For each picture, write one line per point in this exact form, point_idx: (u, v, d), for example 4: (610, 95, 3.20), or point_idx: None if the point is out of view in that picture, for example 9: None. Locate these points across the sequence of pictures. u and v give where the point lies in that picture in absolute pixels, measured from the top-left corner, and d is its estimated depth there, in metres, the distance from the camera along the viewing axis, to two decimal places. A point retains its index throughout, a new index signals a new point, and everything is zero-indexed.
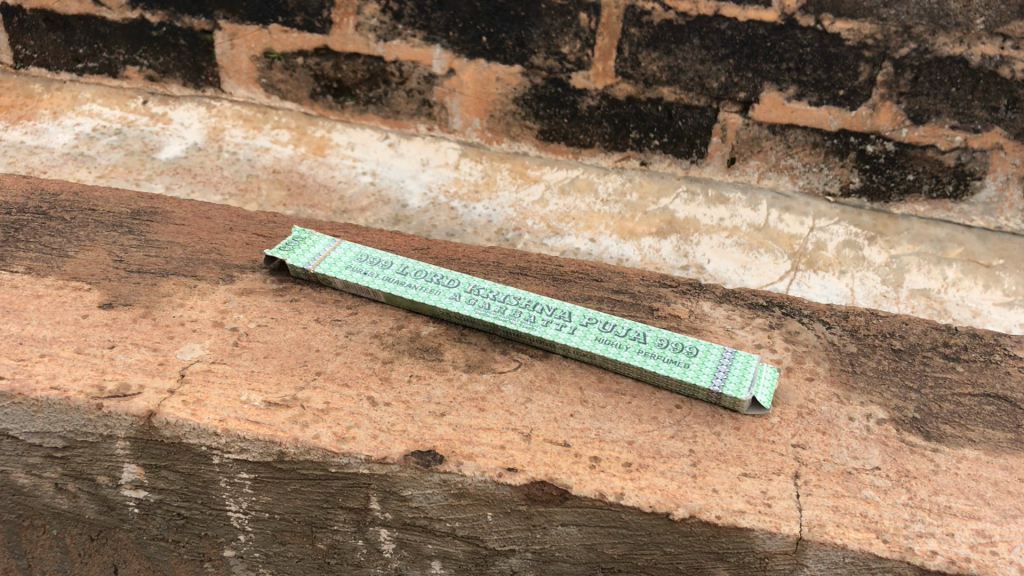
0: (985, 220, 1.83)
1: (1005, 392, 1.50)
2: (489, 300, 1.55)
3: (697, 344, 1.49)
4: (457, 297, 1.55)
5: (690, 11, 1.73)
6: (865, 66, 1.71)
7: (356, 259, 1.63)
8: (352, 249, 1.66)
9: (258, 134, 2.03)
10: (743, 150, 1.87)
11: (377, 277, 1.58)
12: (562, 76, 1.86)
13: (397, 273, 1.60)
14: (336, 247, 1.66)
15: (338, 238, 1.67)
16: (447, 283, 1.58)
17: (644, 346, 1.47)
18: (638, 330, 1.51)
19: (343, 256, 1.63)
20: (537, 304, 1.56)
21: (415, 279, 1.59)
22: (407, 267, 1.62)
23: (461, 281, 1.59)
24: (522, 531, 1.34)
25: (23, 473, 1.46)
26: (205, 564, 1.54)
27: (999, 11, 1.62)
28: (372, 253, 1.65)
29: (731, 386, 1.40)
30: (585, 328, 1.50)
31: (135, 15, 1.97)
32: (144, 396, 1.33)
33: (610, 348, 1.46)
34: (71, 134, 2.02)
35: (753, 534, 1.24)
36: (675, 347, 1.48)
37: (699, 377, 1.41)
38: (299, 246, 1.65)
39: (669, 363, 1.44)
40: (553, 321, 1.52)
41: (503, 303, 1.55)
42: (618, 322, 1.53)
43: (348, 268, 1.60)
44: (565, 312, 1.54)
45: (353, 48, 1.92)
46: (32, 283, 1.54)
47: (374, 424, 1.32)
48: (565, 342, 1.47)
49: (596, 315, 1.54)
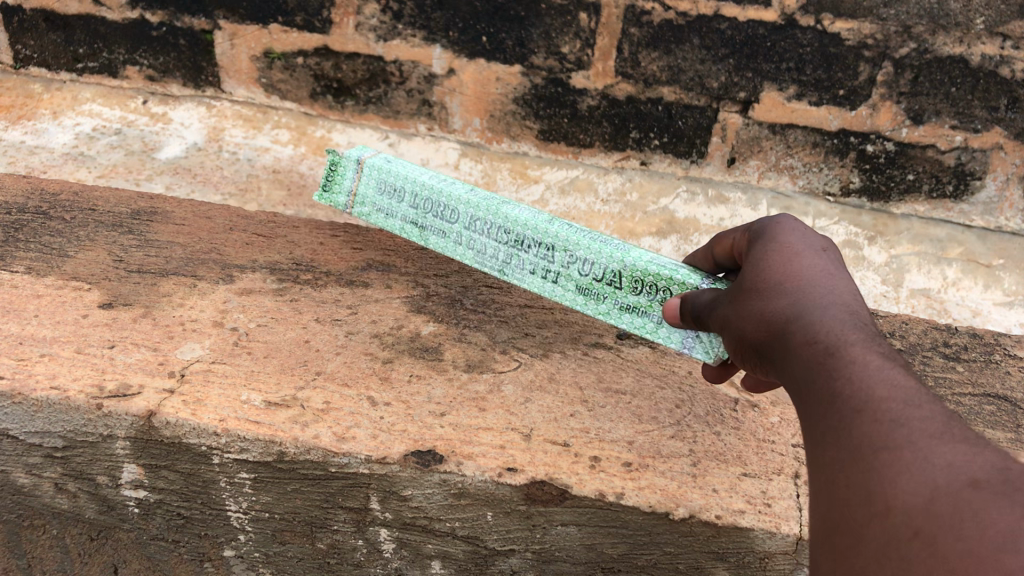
0: (985, 220, 1.84)
1: (1005, 392, 1.50)
2: (484, 234, 1.41)
3: (686, 281, 1.26)
4: (458, 239, 1.44)
5: (690, 11, 1.72)
6: (865, 66, 1.71)
7: (377, 189, 1.49)
8: (373, 171, 1.48)
9: (258, 134, 2.04)
10: (743, 150, 1.88)
11: (394, 214, 1.48)
12: (562, 76, 1.86)
13: (412, 206, 1.46)
14: (362, 170, 1.49)
15: (359, 161, 1.48)
16: (449, 218, 1.43)
17: (621, 297, 1.32)
18: (613, 270, 1.32)
19: (365, 187, 1.50)
20: (522, 236, 1.37)
21: (426, 213, 1.45)
22: (419, 195, 1.45)
23: (462, 212, 1.42)
24: (522, 531, 1.35)
25: (23, 473, 1.46)
26: (205, 563, 1.56)
27: (999, 11, 1.60)
28: (390, 178, 1.47)
29: (700, 342, 1.27)
30: (569, 273, 1.35)
31: (135, 14, 1.97)
32: (144, 396, 1.33)
33: (588, 302, 1.35)
34: (70, 134, 2.02)
35: (753, 534, 1.24)
36: (651, 290, 1.30)
37: (670, 334, 1.30)
38: (332, 176, 1.52)
39: (645, 318, 1.31)
40: (536, 261, 1.37)
41: (496, 243, 1.40)
42: (597, 258, 1.32)
43: (375, 206, 1.49)
44: (550, 246, 1.35)
45: (353, 48, 1.92)
46: (32, 283, 1.54)
47: (374, 424, 1.32)
48: (552, 295, 1.38)
49: (576, 245, 1.34)
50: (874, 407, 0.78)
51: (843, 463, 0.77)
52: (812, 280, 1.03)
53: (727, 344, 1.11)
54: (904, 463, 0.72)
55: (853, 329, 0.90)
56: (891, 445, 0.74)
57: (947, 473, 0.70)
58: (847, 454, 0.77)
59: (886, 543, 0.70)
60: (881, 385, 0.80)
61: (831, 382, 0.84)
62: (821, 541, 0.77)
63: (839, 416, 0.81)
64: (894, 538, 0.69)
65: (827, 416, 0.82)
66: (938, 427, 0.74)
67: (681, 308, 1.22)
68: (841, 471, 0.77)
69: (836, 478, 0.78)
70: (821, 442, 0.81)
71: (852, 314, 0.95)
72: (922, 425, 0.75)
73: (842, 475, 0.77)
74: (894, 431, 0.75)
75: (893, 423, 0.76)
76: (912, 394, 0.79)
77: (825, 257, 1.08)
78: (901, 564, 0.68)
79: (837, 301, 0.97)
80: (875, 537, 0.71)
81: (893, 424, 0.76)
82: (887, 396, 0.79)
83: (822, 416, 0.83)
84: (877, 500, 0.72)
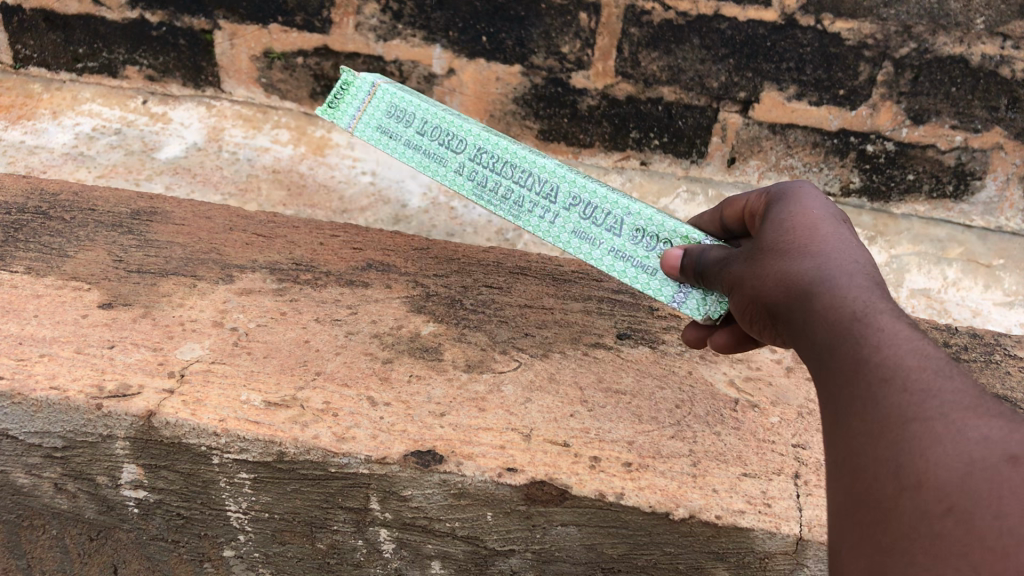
0: (985, 220, 1.85)
1: (1006, 392, 1.50)
2: (488, 170, 1.29)
3: (689, 237, 1.22)
4: (460, 171, 1.31)
5: (690, 11, 1.71)
6: (865, 66, 1.70)
7: (386, 114, 1.34)
8: (388, 95, 1.34)
9: (258, 134, 2.04)
10: (743, 150, 1.88)
11: (397, 144, 1.34)
12: (562, 76, 1.86)
13: (418, 134, 1.33)
14: (374, 92, 1.35)
15: (377, 80, 1.35)
16: (455, 149, 1.31)
17: (618, 245, 1.25)
18: (619, 214, 1.25)
19: (374, 112, 1.35)
20: (529, 173, 1.27)
21: (431, 142, 1.32)
22: (429, 121, 1.32)
23: (469, 143, 1.30)
24: (522, 531, 1.35)
25: (23, 473, 1.46)
26: (205, 563, 1.56)
27: (999, 11, 1.60)
28: (403, 101, 1.33)
29: (692, 300, 1.22)
30: (568, 215, 1.26)
31: (135, 14, 1.97)
32: (144, 397, 1.33)
33: (583, 246, 1.26)
34: (70, 134, 2.02)
35: (753, 534, 1.24)
36: (651, 241, 1.24)
37: (661, 287, 1.23)
38: (342, 95, 1.37)
39: (640, 269, 1.24)
40: (537, 201, 1.27)
41: (499, 180, 1.29)
42: (604, 200, 1.25)
43: (378, 129, 1.35)
44: (556, 185, 1.26)
45: (353, 48, 1.92)
46: (31, 283, 1.54)
47: (374, 424, 1.32)
48: (545, 236, 1.27)
49: (585, 187, 1.26)
50: (904, 376, 0.74)
51: (870, 433, 0.73)
52: (835, 247, 0.98)
53: (739, 303, 1.06)
54: (936, 434, 0.69)
55: (878, 296, 0.86)
56: (923, 416, 0.71)
57: (983, 446, 0.66)
58: (875, 424, 0.73)
59: (916, 519, 0.66)
60: (910, 353, 0.76)
61: (857, 347, 0.80)
62: (844, 515, 0.73)
63: (865, 384, 0.77)
64: (926, 514, 0.66)
65: (852, 382, 0.78)
66: (970, 400, 0.71)
67: (683, 260, 1.18)
68: (867, 442, 0.73)
69: (862, 449, 0.74)
70: (845, 410, 0.77)
71: (875, 283, 0.91)
72: (954, 396, 0.71)
73: (870, 447, 0.73)
74: (925, 402, 0.72)
75: (923, 394, 0.72)
76: (943, 366, 0.75)
77: (843, 227, 1.04)
78: (933, 540, 0.64)
79: (860, 269, 0.93)
80: (907, 513, 0.67)
81: (925, 394, 0.72)
82: (918, 365, 0.75)
83: (847, 383, 0.78)
84: (908, 473, 0.69)
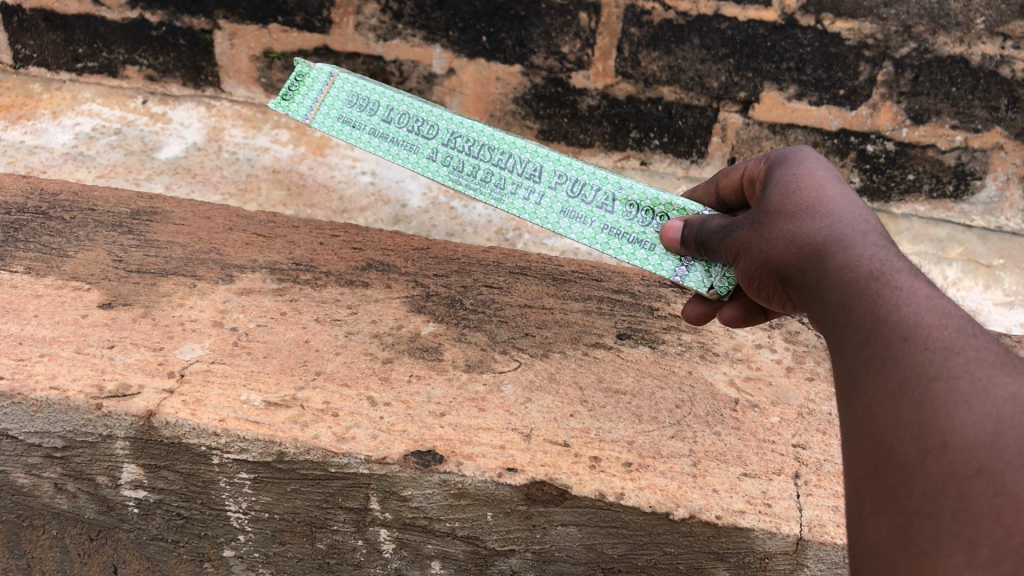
0: (985, 220, 1.85)
1: None
2: (464, 153, 1.29)
3: (687, 209, 1.24)
4: (434, 156, 1.29)
5: (690, 11, 1.71)
6: (865, 66, 1.71)
7: (348, 103, 1.32)
8: (347, 84, 1.33)
9: (258, 134, 2.04)
10: (743, 150, 1.87)
11: (365, 132, 1.31)
12: (562, 76, 1.86)
13: (384, 121, 1.31)
14: (333, 82, 1.33)
15: (335, 69, 1.33)
16: (427, 134, 1.30)
17: (610, 221, 1.26)
18: (607, 190, 1.26)
19: (335, 102, 1.33)
20: (508, 156, 1.28)
21: (399, 128, 1.31)
22: (395, 108, 1.31)
23: (441, 127, 1.30)
24: (522, 531, 1.34)
25: (23, 473, 1.46)
26: (205, 563, 1.56)
27: (999, 11, 1.60)
28: (366, 89, 1.32)
29: (696, 273, 1.22)
30: (555, 193, 1.27)
31: (135, 14, 1.97)
32: (144, 397, 1.33)
33: (573, 225, 1.26)
34: (70, 134, 2.01)
35: (753, 534, 1.24)
36: (645, 216, 1.25)
37: (661, 262, 1.24)
38: (297, 87, 1.34)
39: (636, 244, 1.25)
40: (521, 183, 1.27)
41: (477, 162, 1.29)
42: (589, 178, 1.27)
43: (341, 120, 1.32)
44: (539, 167, 1.27)
45: (353, 48, 1.91)
46: (31, 283, 1.54)
47: (374, 424, 1.32)
48: (532, 217, 1.27)
49: (568, 164, 1.27)
50: (924, 334, 0.75)
51: (890, 393, 0.74)
52: (845, 210, 0.99)
53: (745, 267, 1.07)
54: (961, 394, 0.69)
55: (893, 254, 0.87)
56: (946, 375, 0.71)
57: (1010, 406, 0.67)
58: (896, 384, 0.74)
59: (945, 481, 0.67)
60: (929, 311, 0.77)
61: (875, 308, 0.80)
62: (864, 477, 0.74)
63: (884, 343, 0.77)
64: (955, 476, 0.67)
65: (871, 343, 0.78)
66: (994, 358, 0.71)
67: (683, 232, 1.20)
68: (887, 404, 0.74)
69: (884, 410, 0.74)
70: (864, 370, 0.77)
71: (887, 243, 0.91)
72: (978, 354, 0.72)
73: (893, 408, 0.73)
74: (948, 360, 0.72)
75: (946, 353, 0.73)
76: (963, 323, 0.75)
77: (848, 188, 1.05)
78: (963, 503, 0.66)
79: (870, 229, 0.94)
80: (932, 474, 0.68)
81: (947, 352, 0.73)
82: (938, 323, 0.75)
83: (866, 344, 0.79)
84: (933, 434, 0.69)
